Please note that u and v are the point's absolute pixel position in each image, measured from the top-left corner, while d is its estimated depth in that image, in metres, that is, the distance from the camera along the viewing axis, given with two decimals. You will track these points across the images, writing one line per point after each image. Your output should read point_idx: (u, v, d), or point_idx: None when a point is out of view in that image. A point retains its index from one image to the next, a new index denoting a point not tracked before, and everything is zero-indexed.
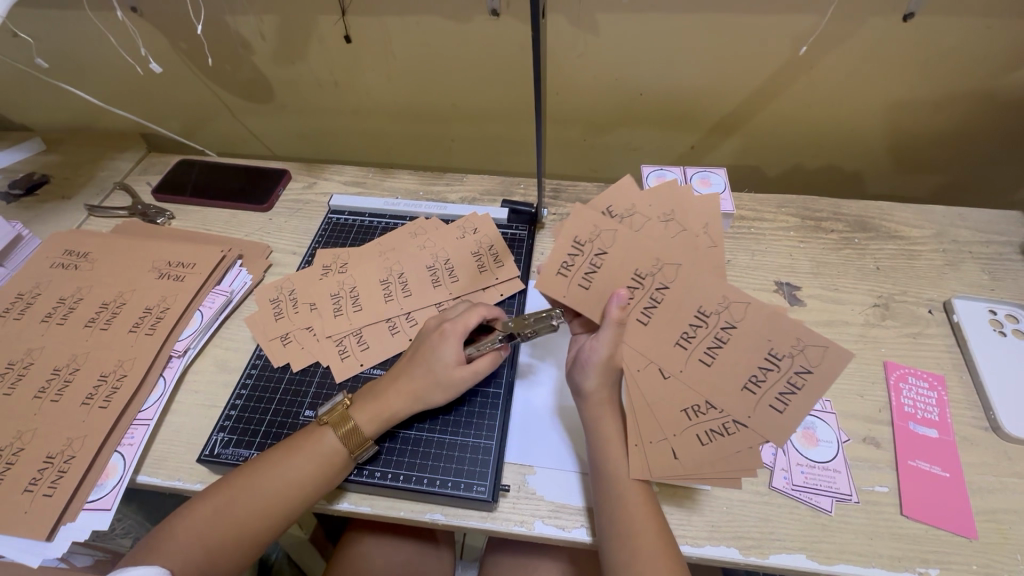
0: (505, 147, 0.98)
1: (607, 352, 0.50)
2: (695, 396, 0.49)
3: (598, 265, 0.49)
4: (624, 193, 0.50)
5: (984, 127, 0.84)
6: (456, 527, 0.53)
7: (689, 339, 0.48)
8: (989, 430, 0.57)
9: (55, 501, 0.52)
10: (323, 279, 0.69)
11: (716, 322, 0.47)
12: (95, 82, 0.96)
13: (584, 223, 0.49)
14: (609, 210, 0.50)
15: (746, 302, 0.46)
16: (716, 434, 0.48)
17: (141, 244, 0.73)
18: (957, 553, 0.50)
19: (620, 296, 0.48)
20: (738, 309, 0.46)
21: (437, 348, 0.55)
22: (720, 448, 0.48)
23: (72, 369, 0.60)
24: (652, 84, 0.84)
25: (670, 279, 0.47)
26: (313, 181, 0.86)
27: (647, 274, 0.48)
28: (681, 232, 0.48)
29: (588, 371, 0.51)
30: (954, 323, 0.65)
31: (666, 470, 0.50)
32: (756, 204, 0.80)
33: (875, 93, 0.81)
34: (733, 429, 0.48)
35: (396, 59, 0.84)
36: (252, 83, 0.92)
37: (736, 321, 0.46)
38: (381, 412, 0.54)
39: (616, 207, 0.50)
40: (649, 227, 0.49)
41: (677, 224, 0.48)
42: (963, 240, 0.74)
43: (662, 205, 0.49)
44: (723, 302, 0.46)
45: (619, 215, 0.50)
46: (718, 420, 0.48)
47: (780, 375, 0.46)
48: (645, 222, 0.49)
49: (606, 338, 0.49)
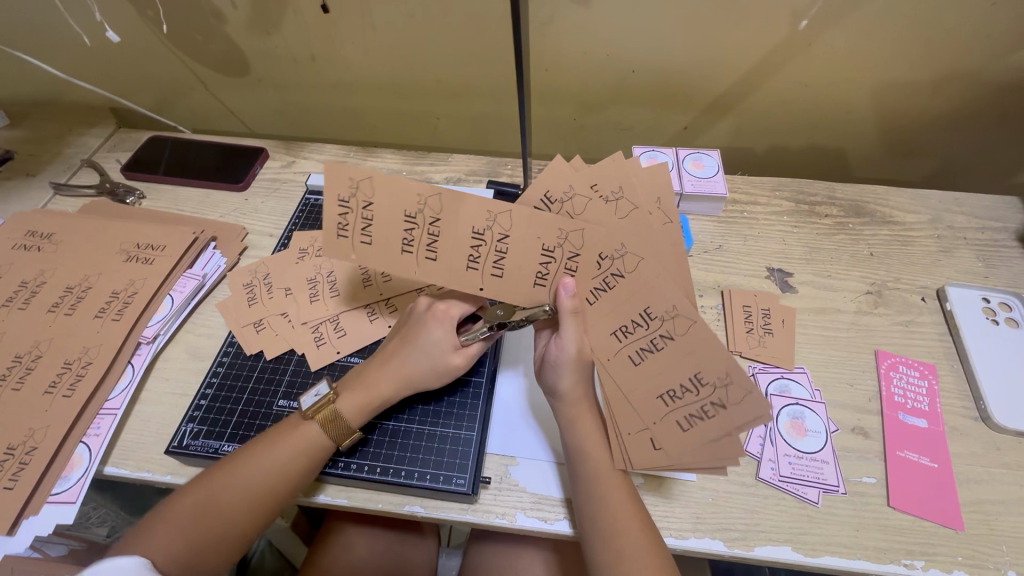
0: (493, 127, 0.94)
1: (575, 349, 0.48)
2: (668, 377, 0.46)
3: (372, 217, 0.45)
4: (559, 176, 0.46)
5: (983, 109, 0.82)
6: (435, 519, 0.51)
7: (626, 333, 0.47)
8: (978, 419, 0.56)
9: (16, 494, 0.50)
10: (298, 262, 0.66)
11: (608, 267, 0.46)
12: (60, 54, 0.91)
13: (339, 179, 0.43)
14: (547, 198, 0.47)
15: (642, 256, 0.45)
16: (696, 419, 0.44)
17: (108, 224, 0.70)
18: (943, 545, 0.49)
19: (568, 286, 0.47)
20: (631, 260, 0.45)
21: (431, 330, 0.52)
22: (700, 434, 0.44)
23: (35, 356, 0.58)
24: (646, 61, 0.80)
25: (438, 211, 0.45)
26: (292, 160, 0.83)
27: (485, 229, 0.45)
28: (586, 207, 0.46)
29: (560, 371, 0.49)
30: (947, 311, 0.64)
31: (647, 462, 0.47)
32: (749, 187, 0.78)
33: (874, 72, 0.79)
34: (713, 412, 0.44)
35: (377, 31, 0.80)
36: (226, 55, 0.87)
37: (625, 271, 0.46)
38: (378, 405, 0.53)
39: (554, 193, 0.47)
40: (591, 208, 0.46)
41: (581, 203, 0.46)
42: (959, 225, 0.72)
43: (555, 188, 0.46)
44: (489, 218, 0.45)
45: (559, 201, 0.46)
46: (698, 404, 0.44)
47: (693, 322, 0.43)
48: (587, 204, 0.46)
49: (569, 331, 0.48)
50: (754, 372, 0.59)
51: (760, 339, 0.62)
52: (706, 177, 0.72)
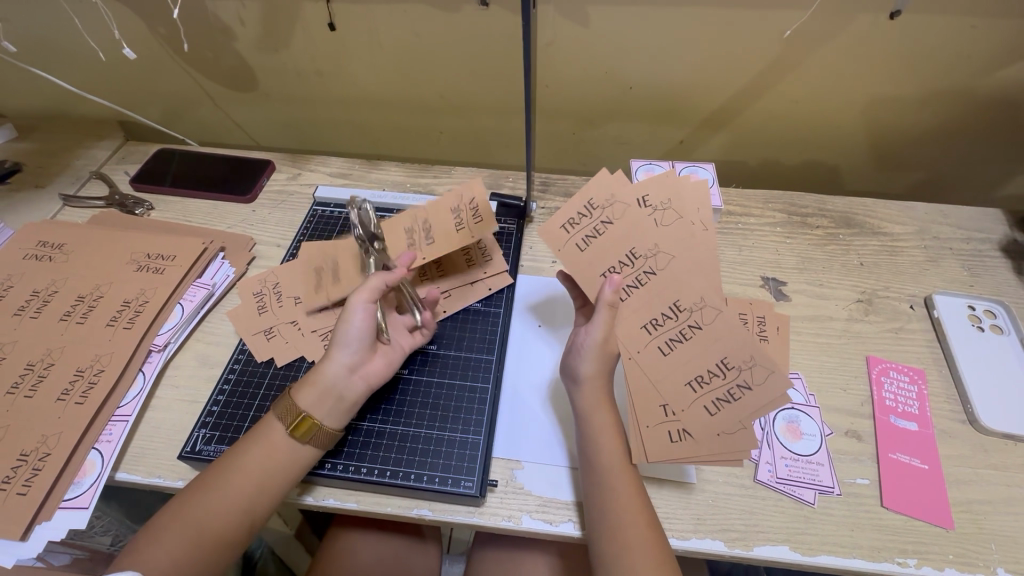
0: (494, 141, 0.97)
1: (603, 335, 0.52)
2: (695, 365, 0.51)
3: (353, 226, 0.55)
4: (603, 186, 0.54)
5: (966, 125, 0.85)
6: (443, 522, 0.52)
7: (655, 326, 0.52)
8: (966, 422, 0.58)
9: (29, 500, 0.50)
10: (307, 272, 0.68)
11: (641, 266, 0.53)
12: (70, 68, 0.93)
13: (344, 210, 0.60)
14: (590, 205, 0.54)
15: (671, 254, 0.52)
16: (723, 402, 0.49)
17: (119, 235, 0.71)
18: (935, 543, 0.51)
19: (613, 280, 0.52)
20: (663, 259, 0.52)
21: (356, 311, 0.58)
22: (728, 416, 0.49)
23: (48, 364, 0.59)
24: (643, 78, 0.83)
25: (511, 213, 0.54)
26: (298, 172, 0.84)
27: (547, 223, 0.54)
28: (624, 213, 0.53)
29: (585, 355, 0.53)
30: (934, 318, 0.66)
31: (669, 452, 0.50)
32: (743, 199, 0.80)
33: (862, 89, 0.82)
34: (739, 395, 0.49)
35: (383, 48, 0.82)
36: (235, 71, 0.90)
37: (656, 269, 0.52)
38: (319, 386, 0.53)
39: (596, 201, 0.54)
40: (629, 213, 0.53)
41: (620, 208, 0.53)
42: (945, 236, 0.75)
43: (598, 196, 0.54)
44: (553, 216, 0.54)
45: (600, 206, 0.54)
46: (724, 387, 0.50)
47: (719, 312, 0.50)
48: (625, 209, 0.53)
49: (601, 319, 0.52)
50: None
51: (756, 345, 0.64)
52: None
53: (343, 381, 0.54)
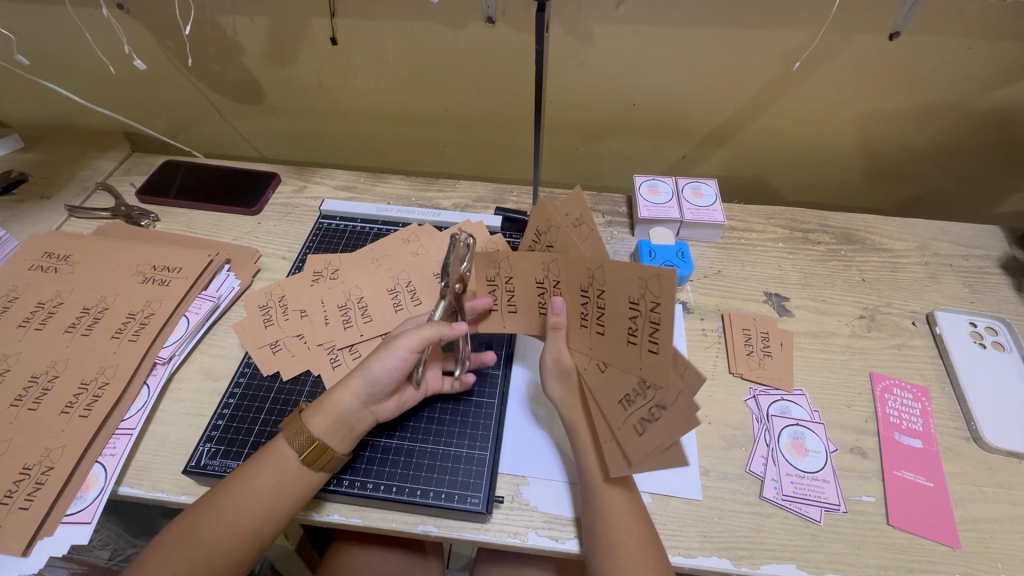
0: (498, 155, 0.98)
1: (554, 358, 0.53)
2: (619, 323, 0.47)
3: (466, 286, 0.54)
4: (482, 262, 0.51)
5: (962, 143, 0.87)
6: (449, 539, 0.52)
7: (585, 317, 0.50)
8: (970, 440, 0.58)
9: (32, 514, 0.50)
10: (313, 285, 0.68)
11: (550, 283, 0.51)
12: (78, 80, 0.94)
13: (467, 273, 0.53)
14: (491, 277, 0.53)
15: (552, 257, 0.50)
16: (653, 335, 0.44)
17: (125, 247, 0.71)
18: (943, 562, 0.51)
19: (557, 305, 0.51)
20: (552, 267, 0.50)
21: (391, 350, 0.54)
22: (664, 344, 0.43)
23: (52, 376, 0.58)
24: (646, 95, 0.85)
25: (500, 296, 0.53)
26: (304, 185, 0.85)
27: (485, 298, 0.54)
28: (512, 262, 0.51)
29: (548, 378, 0.54)
30: (936, 334, 0.67)
31: (640, 447, 0.46)
32: (746, 215, 0.81)
33: (861, 107, 0.83)
34: (654, 314, 0.44)
35: (389, 63, 0.83)
36: (242, 84, 0.91)
37: (559, 275, 0.50)
38: (333, 415, 0.52)
39: (490, 273, 0.52)
40: (515, 258, 0.51)
41: (507, 261, 0.51)
42: (945, 253, 0.76)
43: (488, 271, 0.52)
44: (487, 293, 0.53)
45: (496, 274, 0.52)
46: (645, 321, 0.45)
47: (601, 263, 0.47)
48: (511, 259, 0.51)
49: (551, 345, 0.52)
50: (755, 394, 0.62)
51: (760, 361, 0.64)
52: (706, 206, 0.75)
53: (355, 414, 0.53)
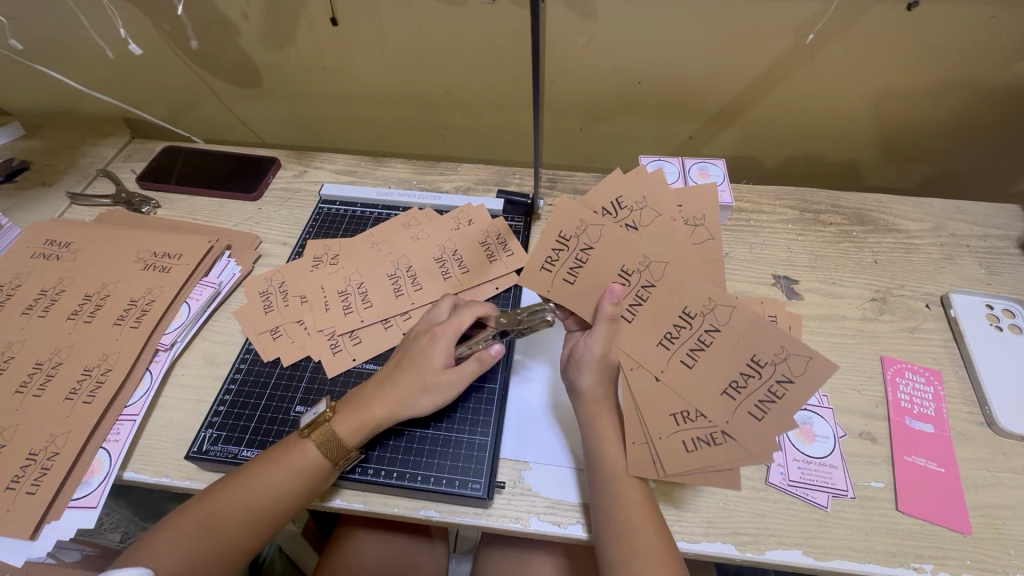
0: (500, 137, 0.96)
1: (601, 349, 0.49)
2: (725, 370, 0.47)
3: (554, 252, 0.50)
4: (569, 214, 0.49)
5: (982, 119, 0.83)
6: (451, 524, 0.52)
7: (672, 338, 0.48)
8: (984, 425, 0.57)
9: (39, 499, 0.51)
10: (314, 271, 0.67)
11: (638, 281, 0.48)
12: (77, 66, 0.93)
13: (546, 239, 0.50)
14: (562, 236, 0.49)
15: (664, 262, 0.47)
16: (769, 404, 0.45)
17: (125, 233, 0.71)
18: (952, 548, 0.50)
19: (613, 292, 0.48)
20: (657, 269, 0.47)
21: (427, 349, 0.54)
22: (780, 416, 0.44)
23: (56, 363, 0.59)
24: (652, 72, 0.82)
25: (591, 240, 0.49)
26: (304, 169, 0.84)
27: (571, 236, 0.49)
28: (602, 233, 0.48)
29: (584, 368, 0.50)
30: (951, 317, 0.65)
31: (678, 467, 0.48)
32: (754, 196, 0.79)
33: (875, 82, 0.80)
34: (782, 391, 0.44)
35: (388, 44, 0.82)
36: (239, 67, 0.89)
37: (654, 280, 0.47)
38: (361, 415, 0.53)
39: (567, 232, 0.49)
40: (606, 232, 0.48)
41: (596, 231, 0.49)
42: (961, 233, 0.73)
43: (566, 226, 0.49)
44: (561, 240, 0.49)
45: (573, 236, 0.49)
46: (763, 387, 0.45)
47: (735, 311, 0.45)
48: (602, 229, 0.48)
49: (600, 333, 0.48)
50: None
51: None
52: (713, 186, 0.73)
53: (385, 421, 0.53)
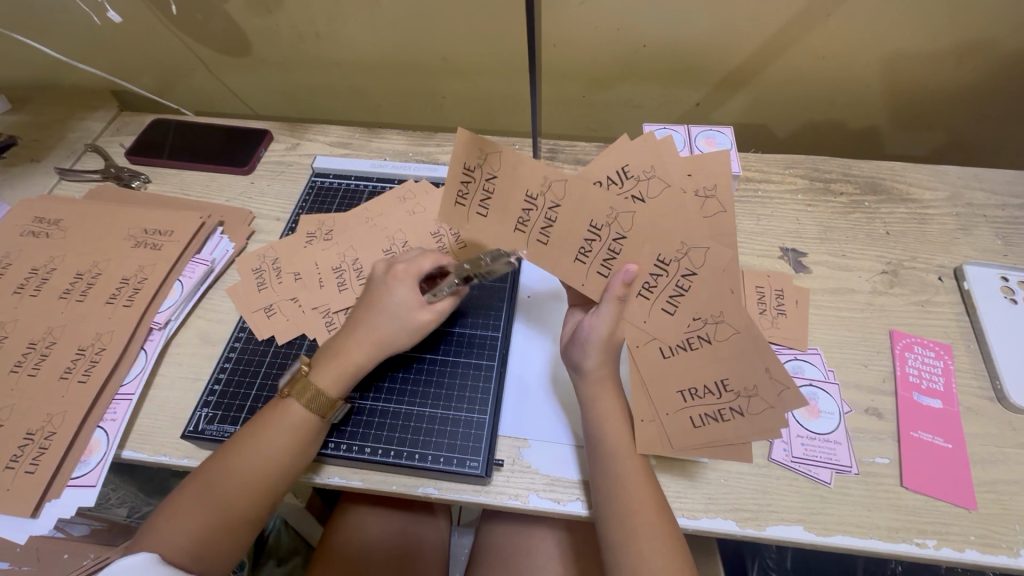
0: (499, 106, 0.93)
1: (607, 330, 0.48)
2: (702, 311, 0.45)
3: (491, 188, 0.46)
4: (469, 143, 0.43)
5: (1004, 82, 0.79)
6: (449, 501, 0.52)
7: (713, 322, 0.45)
8: (994, 400, 0.55)
9: (38, 478, 0.51)
10: (307, 246, 0.66)
11: (677, 270, 0.44)
12: (59, 36, 0.89)
13: (453, 170, 0.45)
14: (467, 168, 0.45)
15: (707, 247, 0.43)
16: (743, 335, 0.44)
17: (115, 210, 0.69)
18: (957, 524, 0.49)
19: (628, 271, 0.45)
20: (698, 255, 0.43)
21: (394, 290, 0.54)
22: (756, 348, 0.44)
23: (49, 342, 0.58)
24: (657, 35, 0.78)
25: (559, 195, 0.45)
26: (297, 142, 0.81)
27: (474, 165, 0.45)
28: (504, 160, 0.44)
29: (588, 349, 0.49)
30: (964, 290, 0.63)
31: (687, 439, 0.48)
32: (763, 165, 0.76)
33: (893, 44, 0.76)
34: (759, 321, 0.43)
35: (379, 8, 0.78)
36: (227, 34, 0.86)
37: (696, 267, 0.44)
38: (342, 365, 0.52)
39: (470, 162, 0.45)
40: (506, 157, 0.44)
41: (627, 218, 0.44)
42: (978, 202, 0.71)
43: (467, 156, 0.44)
44: (480, 154, 0.44)
45: (476, 168, 0.45)
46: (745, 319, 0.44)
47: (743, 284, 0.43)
48: (502, 154, 0.44)
49: (608, 314, 0.47)
50: None
51: (773, 319, 0.61)
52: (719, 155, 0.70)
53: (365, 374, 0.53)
